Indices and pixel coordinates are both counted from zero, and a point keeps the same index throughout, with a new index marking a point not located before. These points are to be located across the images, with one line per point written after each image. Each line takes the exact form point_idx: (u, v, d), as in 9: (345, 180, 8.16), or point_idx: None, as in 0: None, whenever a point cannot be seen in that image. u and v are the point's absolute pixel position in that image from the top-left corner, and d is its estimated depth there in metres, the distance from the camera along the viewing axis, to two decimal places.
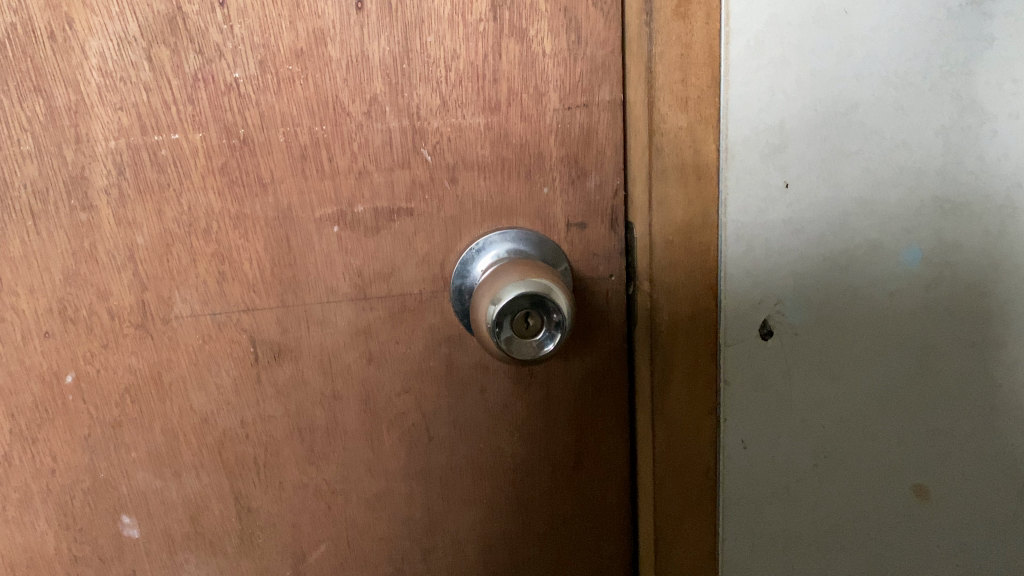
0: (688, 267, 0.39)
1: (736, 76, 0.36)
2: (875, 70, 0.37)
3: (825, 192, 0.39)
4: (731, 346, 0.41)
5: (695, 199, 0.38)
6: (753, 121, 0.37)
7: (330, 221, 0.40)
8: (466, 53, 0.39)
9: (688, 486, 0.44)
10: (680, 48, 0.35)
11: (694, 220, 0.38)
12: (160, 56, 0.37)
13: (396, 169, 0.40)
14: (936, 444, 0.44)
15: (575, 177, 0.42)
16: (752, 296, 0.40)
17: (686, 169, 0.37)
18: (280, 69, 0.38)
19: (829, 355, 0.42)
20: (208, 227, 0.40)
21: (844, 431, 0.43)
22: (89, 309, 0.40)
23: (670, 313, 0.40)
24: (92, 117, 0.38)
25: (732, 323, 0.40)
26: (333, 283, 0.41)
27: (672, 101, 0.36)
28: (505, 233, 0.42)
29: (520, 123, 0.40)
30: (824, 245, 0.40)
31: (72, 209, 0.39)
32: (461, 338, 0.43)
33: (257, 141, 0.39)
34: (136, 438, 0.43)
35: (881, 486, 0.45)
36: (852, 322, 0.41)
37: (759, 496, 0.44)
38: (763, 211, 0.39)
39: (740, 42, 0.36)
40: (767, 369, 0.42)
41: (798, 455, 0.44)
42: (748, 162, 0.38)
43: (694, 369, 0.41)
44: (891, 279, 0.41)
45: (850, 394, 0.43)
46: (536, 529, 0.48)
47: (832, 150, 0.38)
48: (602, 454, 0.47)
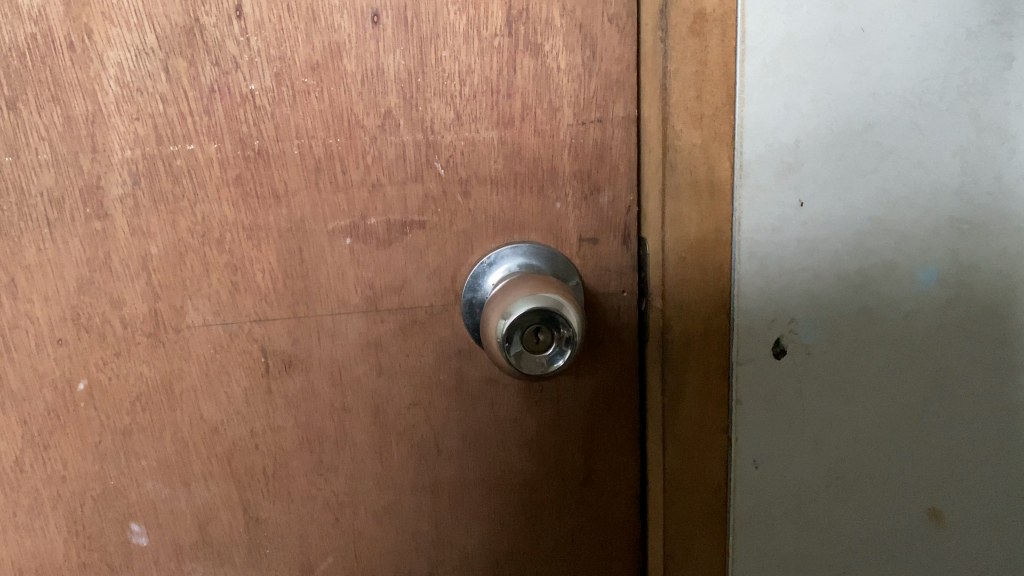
0: (700, 283, 0.39)
1: (751, 94, 0.36)
2: (892, 89, 0.37)
3: (840, 211, 0.38)
4: (742, 364, 0.40)
5: (709, 215, 0.37)
6: (767, 139, 0.37)
7: (343, 233, 0.40)
8: (480, 68, 0.39)
9: (699, 504, 0.43)
10: (694, 65, 0.35)
11: (708, 237, 0.38)
12: (178, 68, 0.37)
13: (409, 183, 0.40)
14: (949, 467, 0.43)
15: (588, 192, 0.42)
16: (765, 314, 0.39)
17: (700, 187, 0.37)
18: (295, 82, 0.38)
19: (842, 375, 0.41)
20: (221, 237, 0.40)
21: (857, 453, 0.43)
22: (102, 317, 0.41)
23: (682, 331, 0.40)
24: (109, 126, 0.38)
25: (744, 342, 0.40)
26: (344, 295, 0.42)
27: (687, 118, 0.36)
28: (517, 248, 0.42)
29: (534, 137, 0.40)
30: (838, 265, 0.39)
31: (88, 218, 0.39)
32: (471, 352, 0.43)
33: (272, 153, 0.39)
34: (146, 446, 0.43)
35: (894, 507, 0.44)
36: (865, 343, 0.41)
37: (770, 515, 0.44)
38: (777, 229, 0.38)
39: (755, 60, 0.35)
40: (780, 389, 0.41)
41: (810, 475, 0.43)
42: (761, 180, 0.37)
43: (706, 387, 0.40)
44: (906, 300, 0.40)
45: (863, 415, 0.42)
46: (545, 545, 0.48)
47: (848, 169, 0.38)
48: (611, 471, 0.46)
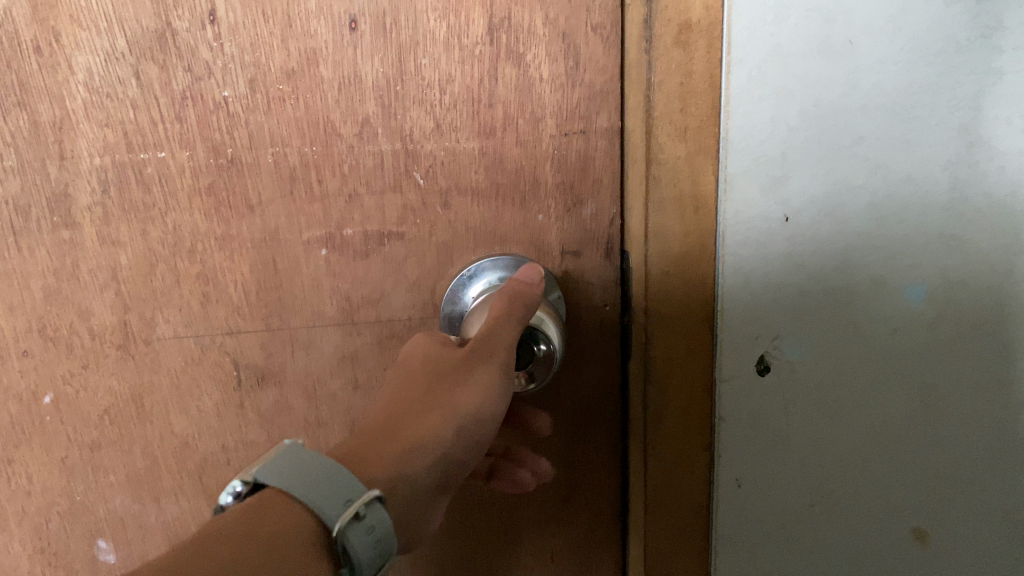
0: (683, 298, 0.39)
1: (737, 107, 0.34)
2: (881, 102, 0.34)
3: (827, 227, 0.35)
4: (726, 382, 0.39)
5: (693, 229, 0.37)
6: (753, 152, 0.35)
7: (319, 243, 0.40)
8: (461, 76, 0.38)
9: (680, 521, 0.42)
10: (680, 76, 0.35)
11: (691, 251, 0.38)
12: (149, 74, 0.36)
13: (387, 193, 0.39)
14: (962, 500, 0.39)
15: (571, 205, 0.41)
16: (750, 331, 0.38)
17: (684, 200, 0.37)
18: (270, 88, 0.37)
19: (829, 395, 0.38)
20: (194, 247, 0.39)
21: (840, 479, 0.40)
22: (69, 328, 0.39)
23: (664, 346, 0.40)
24: (77, 133, 0.37)
25: (728, 357, 0.38)
26: (320, 307, 0.41)
27: (671, 131, 0.36)
28: (497, 260, 0.41)
29: (516, 148, 0.39)
30: (821, 279, 0.36)
31: (55, 226, 0.38)
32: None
33: (246, 160, 0.38)
34: (114, 461, 0.42)
35: (887, 537, 0.40)
36: (850, 363, 0.38)
37: (753, 535, 0.41)
38: (762, 244, 0.36)
39: (741, 72, 0.34)
40: (765, 407, 0.39)
41: (795, 497, 0.40)
42: (747, 195, 0.35)
43: (687, 403, 0.40)
44: (893, 320, 0.37)
45: (851, 439, 0.39)
46: (524, 563, 0.47)
47: (836, 184, 0.35)
48: (591, 489, 0.45)
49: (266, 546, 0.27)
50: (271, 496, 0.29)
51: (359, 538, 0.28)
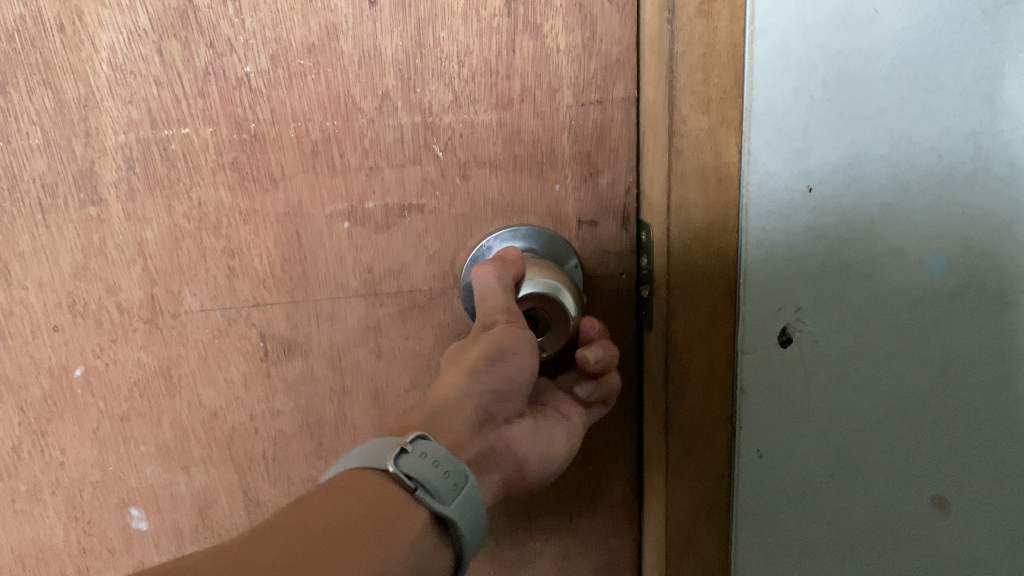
0: (704, 274, 0.36)
1: (760, 78, 0.33)
2: (904, 72, 0.34)
3: (849, 197, 0.35)
4: (748, 354, 0.37)
5: (714, 203, 0.35)
6: (776, 124, 0.34)
7: (341, 216, 0.40)
8: (479, 48, 0.38)
9: (704, 501, 0.40)
10: (702, 47, 0.33)
11: (714, 225, 0.35)
12: (171, 51, 0.37)
13: (407, 165, 0.40)
14: (960, 452, 0.40)
15: (587, 175, 0.41)
16: (771, 302, 0.37)
17: (706, 174, 0.34)
18: (291, 64, 0.38)
19: (849, 362, 0.38)
20: (218, 222, 0.40)
21: (862, 450, 0.40)
22: (98, 303, 0.40)
23: (686, 322, 0.37)
24: (102, 110, 0.37)
25: (749, 330, 0.37)
26: (343, 279, 0.41)
27: (693, 103, 0.33)
28: (516, 231, 0.42)
29: (533, 120, 0.40)
30: (844, 250, 0.36)
31: (82, 203, 0.38)
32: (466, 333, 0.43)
33: (269, 136, 0.39)
34: (144, 432, 0.42)
35: (899, 497, 0.41)
36: (875, 334, 0.38)
37: (774, 507, 0.41)
38: (784, 215, 0.35)
39: (765, 42, 0.33)
40: (786, 378, 0.38)
41: (815, 464, 0.40)
42: (770, 165, 0.34)
43: (708, 378, 0.38)
44: (913, 287, 0.37)
45: (870, 405, 0.39)
46: (542, 522, 0.48)
47: (858, 155, 0.35)
48: (609, 453, 0.46)
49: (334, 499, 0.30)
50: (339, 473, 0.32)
51: (412, 463, 0.31)
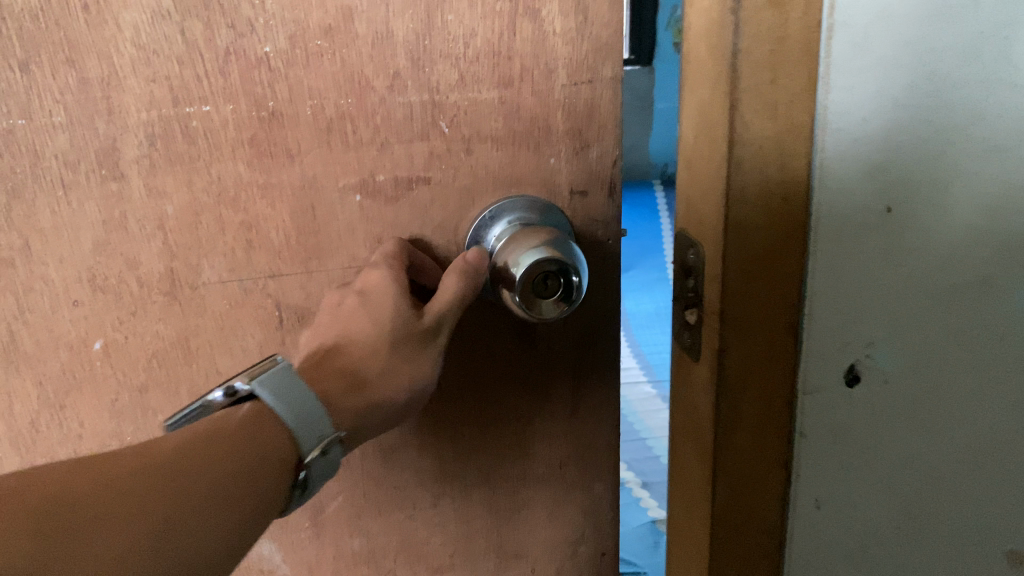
0: (758, 291, 0.38)
1: (836, 78, 0.34)
2: (999, 74, 0.36)
3: (930, 213, 0.38)
4: (814, 374, 0.41)
5: (777, 219, 0.36)
6: (853, 129, 0.35)
7: (353, 189, 0.43)
8: (483, 31, 0.41)
9: (749, 505, 0.43)
10: (770, 42, 0.32)
11: (772, 242, 0.37)
12: (193, 31, 0.38)
13: (415, 141, 0.43)
14: (1007, 468, 0.46)
15: (578, 148, 0.45)
16: (844, 328, 0.40)
17: (769, 185, 0.35)
18: (309, 44, 0.39)
19: (921, 387, 0.43)
20: (237, 196, 0.41)
21: (917, 457, 0.45)
22: (119, 278, 0.41)
23: (739, 344, 0.38)
24: (125, 89, 0.38)
25: (819, 350, 0.40)
26: (354, 249, 0.44)
27: (760, 107, 0.33)
28: (516, 201, 0.45)
29: (531, 97, 0.43)
30: (912, 288, 0.40)
31: (104, 179, 0.40)
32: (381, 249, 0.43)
33: (287, 113, 0.40)
34: (162, 401, 0.44)
35: (941, 502, 0.47)
36: (943, 356, 0.43)
37: (831, 511, 0.46)
38: (858, 235, 0.38)
39: (845, 38, 0.33)
40: (858, 397, 0.42)
41: (873, 473, 0.45)
42: (846, 181, 0.36)
43: (766, 395, 0.41)
44: (990, 321, 0.42)
45: (936, 424, 0.44)
46: (537, 472, 0.50)
47: (941, 165, 0.37)
48: (596, 402, 0.49)
49: (247, 451, 0.35)
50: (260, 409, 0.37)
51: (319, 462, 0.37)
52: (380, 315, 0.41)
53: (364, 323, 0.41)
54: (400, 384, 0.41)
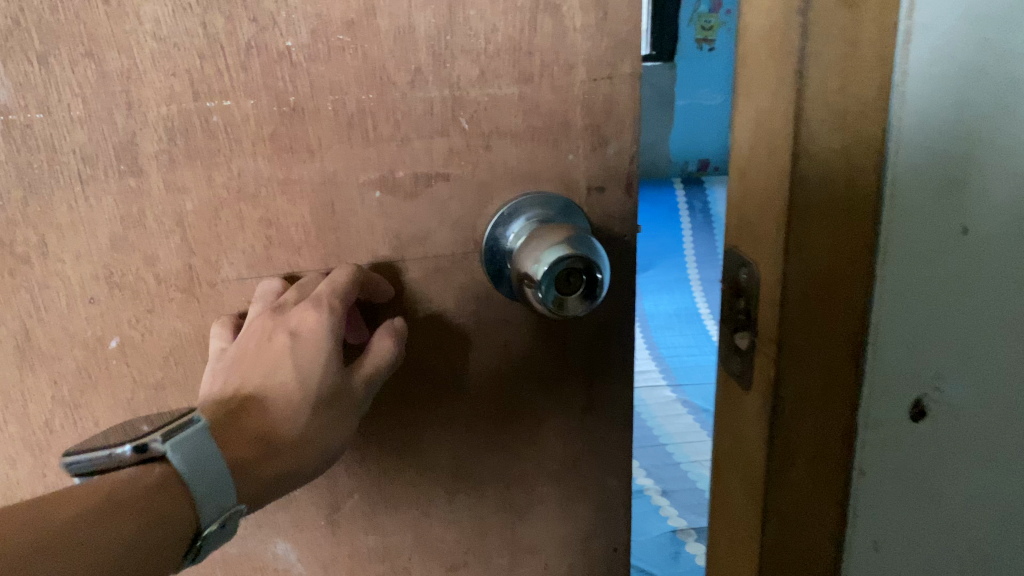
0: (820, 317, 0.35)
1: (912, 86, 0.31)
2: None
3: (1004, 234, 0.36)
4: (879, 410, 0.37)
5: (842, 240, 0.33)
6: (927, 145, 0.32)
7: (372, 185, 0.42)
8: (504, 26, 0.40)
9: (802, 550, 0.40)
10: (843, 46, 0.30)
11: (838, 263, 0.34)
12: (215, 24, 0.37)
13: (435, 137, 0.42)
14: None
15: (596, 145, 0.44)
16: (913, 359, 0.37)
17: (836, 203, 0.33)
18: (331, 39, 0.39)
19: (984, 418, 0.40)
20: (257, 192, 0.41)
21: (976, 493, 0.42)
22: (136, 275, 0.41)
23: (799, 369, 0.35)
24: (145, 82, 0.38)
25: (886, 384, 0.37)
26: (373, 245, 0.43)
27: (829, 118, 0.31)
28: (532, 198, 0.44)
29: (550, 93, 0.42)
30: (981, 316, 0.37)
31: (122, 174, 0.39)
32: (334, 280, 0.41)
33: (308, 108, 0.40)
34: (178, 400, 0.44)
35: (996, 540, 0.44)
36: (1009, 383, 0.40)
37: (890, 556, 0.42)
38: (931, 260, 0.35)
39: (924, 44, 0.30)
40: (924, 434, 0.39)
41: (933, 515, 0.42)
42: (916, 203, 0.33)
43: (823, 429, 0.37)
44: None
45: (997, 459, 0.41)
46: (550, 469, 0.50)
47: (1015, 183, 0.35)
48: (609, 399, 0.49)
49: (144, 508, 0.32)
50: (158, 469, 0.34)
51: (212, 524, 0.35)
52: (305, 370, 0.39)
53: (287, 373, 0.39)
54: (303, 459, 0.38)
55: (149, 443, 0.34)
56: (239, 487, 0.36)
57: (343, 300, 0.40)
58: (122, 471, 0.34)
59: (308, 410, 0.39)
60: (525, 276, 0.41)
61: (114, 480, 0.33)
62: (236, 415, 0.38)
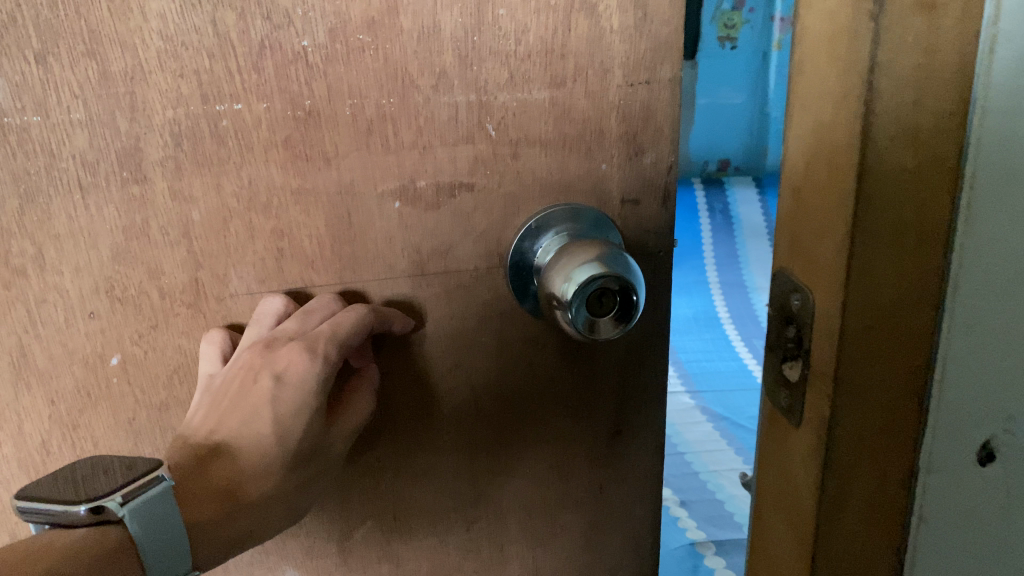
0: (882, 352, 0.32)
1: (995, 99, 0.28)
2: None
3: None
4: (942, 455, 0.34)
5: (909, 268, 0.31)
6: (1008, 166, 0.29)
7: (392, 196, 0.39)
8: (536, 27, 0.37)
9: None
10: (919, 55, 0.27)
11: (903, 293, 0.31)
12: (226, 22, 0.35)
13: (459, 144, 0.39)
14: None
15: (632, 154, 0.41)
16: (983, 401, 0.34)
17: (903, 229, 0.30)
18: (350, 38, 0.36)
19: None
20: (269, 202, 0.38)
21: None
22: (139, 288, 0.38)
23: (857, 408, 0.32)
24: (150, 83, 0.35)
25: (952, 428, 0.34)
26: (391, 259, 0.41)
27: (899, 135, 0.28)
28: (562, 210, 0.41)
29: (584, 99, 0.39)
30: None
31: (125, 182, 0.36)
32: (339, 322, 0.39)
33: (324, 113, 0.37)
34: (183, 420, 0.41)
35: None
36: None
37: None
38: (1007, 295, 0.32)
39: (1010, 54, 0.28)
40: (990, 481, 0.36)
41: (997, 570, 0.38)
42: (994, 230, 0.30)
43: (880, 471, 0.34)
44: None
45: None
46: (575, 495, 0.48)
47: None
48: (638, 423, 0.47)
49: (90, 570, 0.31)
50: (110, 527, 0.32)
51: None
52: (283, 425, 0.38)
53: (264, 424, 0.38)
54: (265, 516, 0.38)
55: (105, 505, 0.32)
56: (194, 548, 0.35)
57: (340, 347, 0.39)
58: (75, 531, 0.32)
59: (280, 468, 0.38)
60: (552, 296, 0.38)
61: (61, 544, 0.31)
62: (205, 463, 0.38)
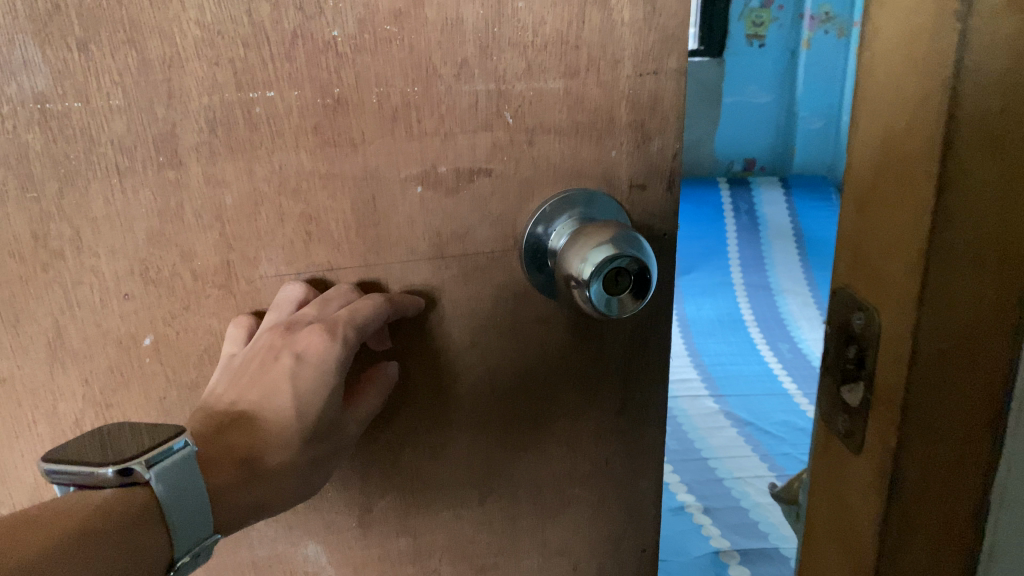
0: (957, 381, 0.28)
1: None
2: None
3: None
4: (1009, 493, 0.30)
5: (993, 289, 0.27)
6: None
7: (414, 180, 0.41)
8: (553, 19, 0.39)
9: None
10: (1008, 59, 0.24)
11: (983, 317, 0.27)
12: (261, 12, 0.36)
13: (479, 132, 0.40)
14: None
15: (640, 142, 0.43)
16: None
17: (987, 245, 0.26)
18: (378, 29, 0.37)
19: None
20: (299, 186, 0.40)
21: None
22: (172, 270, 0.40)
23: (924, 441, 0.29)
24: (187, 71, 0.36)
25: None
26: (413, 243, 0.42)
27: (981, 145, 0.25)
28: (567, 199, 0.42)
29: (596, 88, 0.41)
30: None
31: (161, 167, 0.38)
32: (356, 308, 0.40)
33: (352, 101, 0.38)
34: None
35: None
36: None
37: None
38: None
39: None
40: None
41: None
42: None
43: (945, 512, 0.31)
44: None
45: None
46: (583, 469, 0.50)
47: None
48: (643, 401, 0.48)
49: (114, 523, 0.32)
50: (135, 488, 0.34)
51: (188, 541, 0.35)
52: (303, 401, 0.40)
53: (285, 399, 0.40)
54: (280, 486, 0.39)
55: (132, 468, 0.33)
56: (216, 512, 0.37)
57: (359, 331, 0.40)
58: (103, 491, 0.33)
59: (298, 441, 0.39)
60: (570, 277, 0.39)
61: (92, 505, 0.33)
62: (226, 433, 0.39)
